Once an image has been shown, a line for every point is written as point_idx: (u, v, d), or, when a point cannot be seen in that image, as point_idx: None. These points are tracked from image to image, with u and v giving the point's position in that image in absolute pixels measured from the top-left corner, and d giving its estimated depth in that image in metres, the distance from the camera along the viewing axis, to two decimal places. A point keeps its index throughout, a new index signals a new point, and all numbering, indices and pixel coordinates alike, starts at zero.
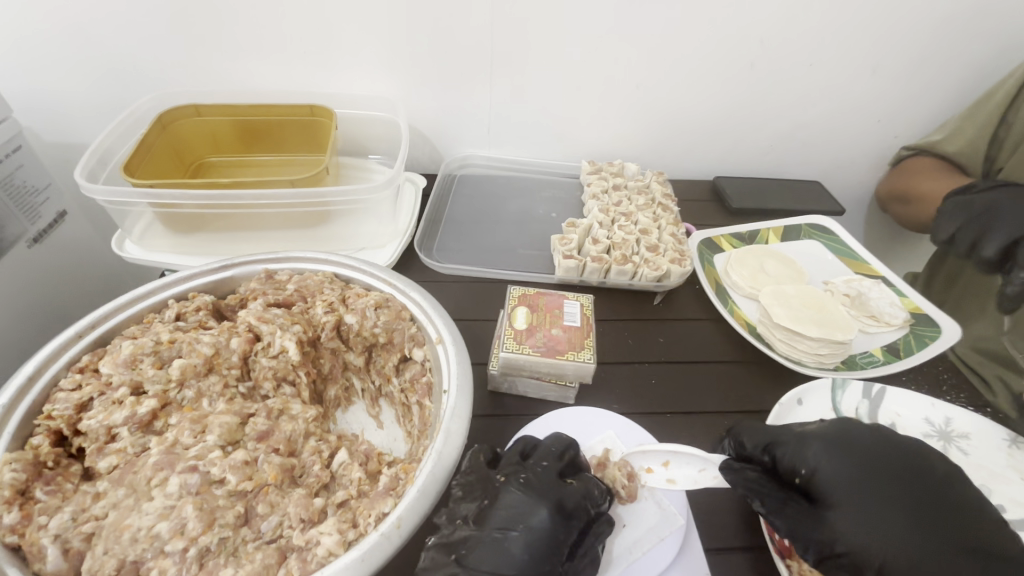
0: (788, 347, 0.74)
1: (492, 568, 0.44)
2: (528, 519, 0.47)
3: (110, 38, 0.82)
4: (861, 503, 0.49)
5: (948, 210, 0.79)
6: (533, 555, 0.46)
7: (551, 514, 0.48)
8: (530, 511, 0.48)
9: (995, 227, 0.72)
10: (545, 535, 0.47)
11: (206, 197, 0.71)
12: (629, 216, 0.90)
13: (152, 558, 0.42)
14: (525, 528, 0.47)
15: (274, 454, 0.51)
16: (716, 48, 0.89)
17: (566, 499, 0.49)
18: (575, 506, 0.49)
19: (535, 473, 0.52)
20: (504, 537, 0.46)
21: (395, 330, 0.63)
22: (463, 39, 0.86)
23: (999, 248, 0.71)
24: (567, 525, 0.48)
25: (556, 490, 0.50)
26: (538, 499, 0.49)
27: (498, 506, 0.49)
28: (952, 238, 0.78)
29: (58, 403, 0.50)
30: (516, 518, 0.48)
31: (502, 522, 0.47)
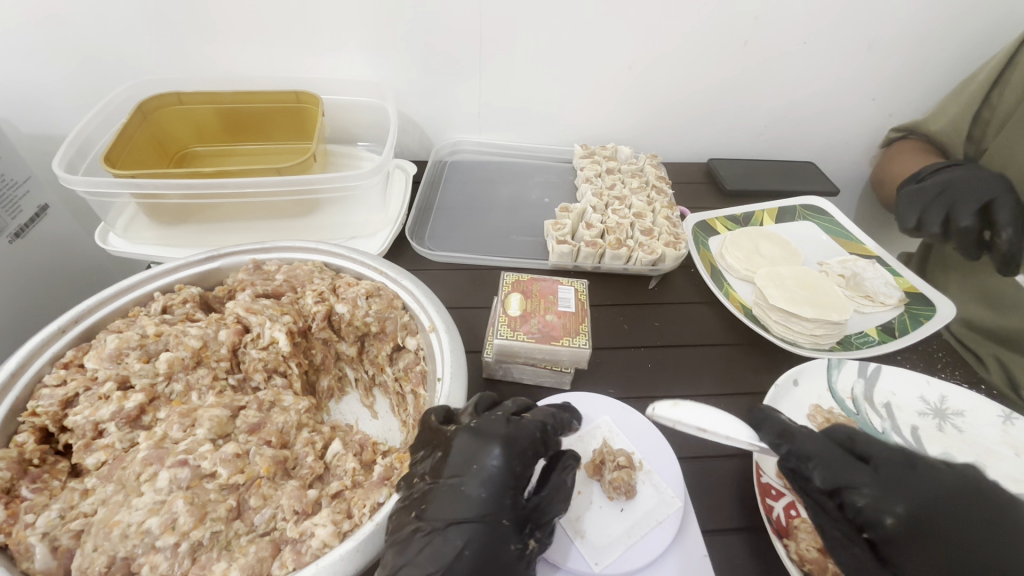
0: (784, 328, 0.73)
1: (450, 516, 0.42)
2: (481, 460, 0.44)
3: (87, 25, 0.80)
4: (922, 529, 0.45)
5: (906, 199, 0.83)
6: (491, 494, 0.43)
7: (503, 452, 0.45)
8: (482, 452, 0.45)
9: (960, 200, 0.78)
10: (499, 472, 0.44)
11: (190, 185, 0.68)
12: (623, 200, 0.89)
13: (143, 554, 0.42)
14: (482, 470, 0.44)
15: (266, 446, 0.50)
16: (711, 28, 0.88)
17: (517, 436, 0.46)
18: (532, 440, 0.47)
19: (486, 418, 0.48)
20: (458, 483, 0.43)
21: (387, 318, 0.62)
22: (449, 23, 0.84)
23: (974, 214, 0.76)
24: (522, 459, 0.46)
25: (509, 429, 0.47)
26: (488, 440, 0.45)
27: (452, 453, 0.45)
28: (922, 223, 0.81)
29: (41, 400, 0.49)
30: (469, 457, 0.45)
31: (455, 470, 0.44)
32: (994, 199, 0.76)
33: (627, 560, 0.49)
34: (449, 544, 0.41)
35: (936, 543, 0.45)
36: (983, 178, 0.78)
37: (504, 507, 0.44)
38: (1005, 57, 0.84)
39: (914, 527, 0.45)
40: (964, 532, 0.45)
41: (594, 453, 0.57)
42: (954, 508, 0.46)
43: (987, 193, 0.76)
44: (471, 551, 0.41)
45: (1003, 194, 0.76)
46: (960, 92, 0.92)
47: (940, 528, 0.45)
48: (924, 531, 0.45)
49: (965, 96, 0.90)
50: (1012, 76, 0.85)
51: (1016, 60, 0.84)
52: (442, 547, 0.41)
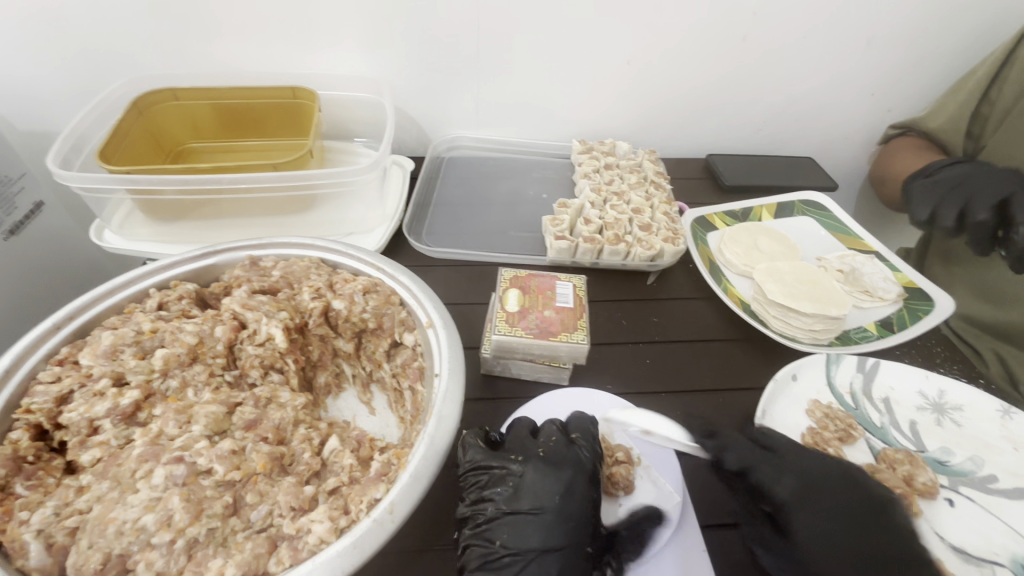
0: (783, 324, 0.73)
1: (540, 544, 0.46)
2: (556, 490, 0.49)
3: (81, 20, 0.79)
4: (806, 505, 0.50)
5: (919, 193, 0.82)
6: (574, 523, 0.47)
7: (576, 479, 0.49)
8: (558, 482, 0.49)
9: (976, 194, 0.76)
10: (575, 499, 0.49)
11: (186, 181, 0.68)
12: (621, 195, 0.89)
13: (138, 552, 0.41)
14: (562, 500, 0.48)
15: (263, 443, 0.50)
16: (709, 23, 0.87)
17: (585, 461, 0.51)
18: (594, 463, 0.51)
19: (548, 445, 0.52)
20: (540, 514, 0.48)
21: (385, 315, 0.62)
22: (447, 19, 0.83)
23: (992, 207, 0.74)
24: (592, 481, 0.50)
25: (574, 455, 0.51)
26: (560, 470, 0.50)
27: (526, 487, 0.49)
28: (934, 216, 0.79)
29: (36, 397, 0.49)
30: (546, 488, 0.49)
31: (535, 502, 0.48)
32: (1012, 194, 0.74)
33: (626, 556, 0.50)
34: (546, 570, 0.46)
35: (817, 514, 0.50)
36: (1000, 176, 0.77)
37: (586, 532, 0.48)
38: (1004, 53, 0.84)
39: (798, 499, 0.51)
40: (837, 504, 0.50)
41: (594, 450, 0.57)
42: (828, 485, 0.51)
43: (1004, 188, 0.75)
44: None
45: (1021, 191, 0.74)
46: (959, 89, 0.92)
47: (818, 502, 0.50)
48: (806, 504, 0.50)
49: (964, 92, 0.90)
50: (1010, 72, 0.85)
51: (1015, 57, 0.84)
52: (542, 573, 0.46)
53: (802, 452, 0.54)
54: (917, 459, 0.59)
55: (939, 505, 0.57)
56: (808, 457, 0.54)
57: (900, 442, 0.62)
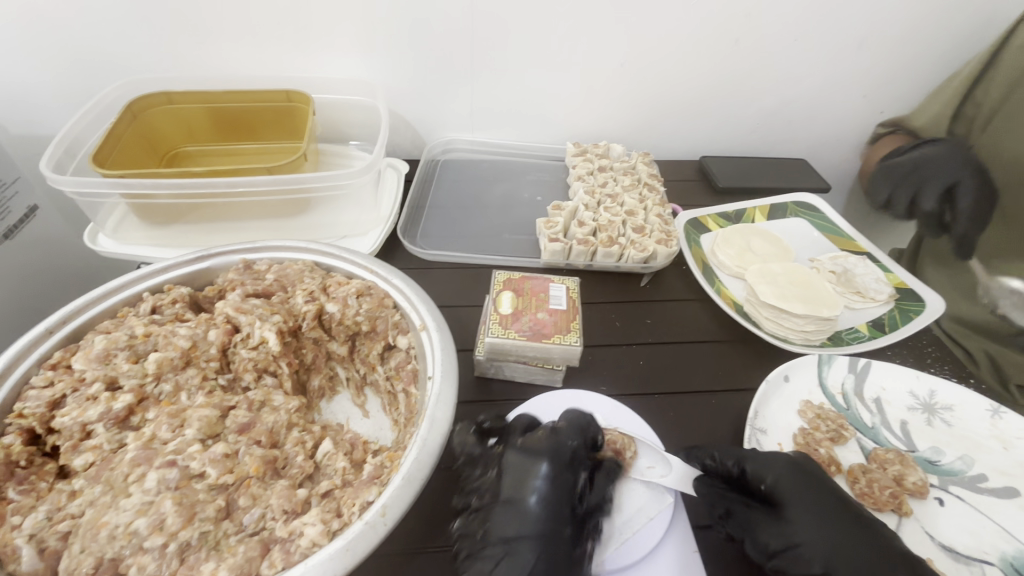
0: (775, 325, 0.74)
1: (516, 531, 0.47)
2: (530, 478, 0.49)
3: (76, 25, 0.79)
4: (798, 500, 0.51)
5: (877, 177, 0.86)
6: (547, 510, 0.48)
7: (551, 465, 0.50)
8: (531, 467, 0.50)
9: (926, 182, 0.81)
10: (551, 485, 0.49)
11: (179, 185, 0.68)
12: (615, 198, 0.89)
13: (131, 556, 0.41)
14: (535, 484, 0.49)
15: (256, 446, 0.50)
16: (702, 26, 0.88)
17: (561, 447, 0.51)
18: (573, 450, 0.51)
19: (530, 435, 0.53)
20: (515, 499, 0.49)
21: (378, 318, 0.62)
22: (442, 23, 0.84)
23: (938, 195, 0.80)
24: (569, 469, 0.50)
25: (551, 442, 0.51)
26: (536, 456, 0.50)
27: (507, 474, 0.50)
28: (889, 202, 0.84)
29: (28, 401, 0.49)
30: (522, 474, 0.50)
31: (509, 486, 0.49)
32: (958, 182, 0.79)
33: (617, 555, 0.50)
34: (519, 559, 0.45)
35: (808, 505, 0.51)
36: (951, 161, 0.80)
37: (562, 517, 0.48)
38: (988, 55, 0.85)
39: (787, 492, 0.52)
40: (822, 496, 0.51)
41: None
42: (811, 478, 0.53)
43: (953, 175, 0.80)
44: (541, 563, 0.45)
45: (967, 177, 0.79)
46: (942, 90, 0.93)
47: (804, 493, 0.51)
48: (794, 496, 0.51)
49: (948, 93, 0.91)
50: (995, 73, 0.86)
51: (999, 58, 0.85)
52: (517, 561, 0.45)
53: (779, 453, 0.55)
54: (908, 459, 0.59)
55: (929, 505, 0.57)
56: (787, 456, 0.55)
57: (891, 443, 0.62)
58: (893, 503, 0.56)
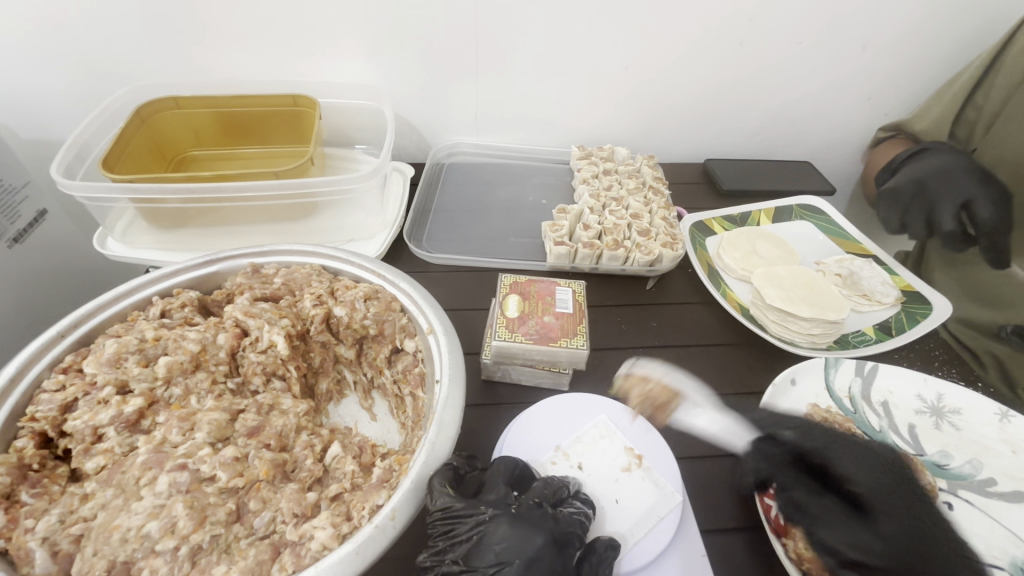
0: (782, 328, 0.74)
1: None
2: (521, 555, 0.42)
3: (85, 32, 0.80)
4: (884, 508, 0.46)
5: (885, 203, 0.85)
6: None
7: (549, 543, 0.44)
8: (526, 542, 0.43)
9: (937, 202, 0.79)
10: (542, 567, 0.43)
11: (188, 190, 0.69)
12: (620, 201, 0.90)
13: (143, 558, 0.42)
14: (525, 564, 0.42)
15: (265, 449, 0.50)
16: (706, 29, 0.88)
17: (559, 527, 0.45)
18: (570, 534, 0.46)
19: (526, 506, 0.47)
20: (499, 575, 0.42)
21: (385, 321, 0.62)
22: (447, 29, 0.85)
23: (954, 214, 0.78)
24: (562, 556, 0.44)
25: (550, 519, 0.46)
26: (533, 530, 0.44)
27: (491, 542, 0.43)
28: (904, 226, 0.83)
29: (41, 405, 0.49)
30: (513, 548, 0.43)
31: (495, 559, 0.42)
32: (971, 198, 0.78)
33: (631, 557, 0.50)
34: None
35: (895, 518, 0.45)
36: (958, 178, 0.79)
37: None
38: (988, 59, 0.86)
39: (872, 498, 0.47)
40: (914, 513, 0.45)
41: (597, 457, 0.57)
42: (906, 490, 0.47)
43: (965, 192, 0.78)
44: None
45: (981, 194, 0.77)
46: (942, 94, 0.93)
47: (895, 506, 0.46)
48: (880, 502, 0.46)
49: (947, 98, 0.91)
50: (996, 77, 0.86)
51: (999, 62, 0.86)
52: None
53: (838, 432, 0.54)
54: (916, 463, 0.59)
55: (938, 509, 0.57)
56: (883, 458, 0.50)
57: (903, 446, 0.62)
58: None
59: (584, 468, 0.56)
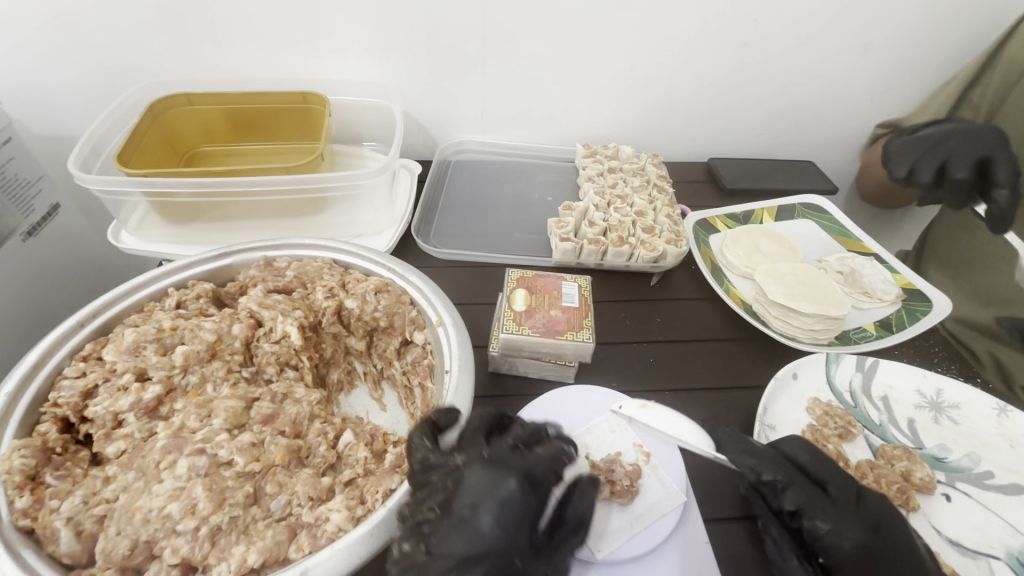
0: (784, 324, 0.75)
1: (460, 552, 0.41)
2: (495, 495, 0.42)
3: (99, 28, 0.82)
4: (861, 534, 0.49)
5: (900, 151, 0.85)
6: (505, 531, 0.41)
7: (520, 483, 0.43)
8: (496, 486, 0.43)
9: (956, 153, 0.80)
10: (516, 505, 0.42)
11: (201, 183, 0.70)
12: (625, 198, 0.91)
13: (164, 538, 0.43)
14: (497, 505, 0.42)
15: (281, 436, 0.51)
16: (709, 29, 0.89)
17: (532, 467, 0.45)
18: (545, 473, 0.45)
19: (497, 449, 0.46)
20: (473, 516, 0.41)
21: (395, 314, 0.64)
22: (455, 27, 0.86)
23: (970, 166, 0.79)
24: (536, 494, 0.44)
25: (520, 459, 0.45)
26: (505, 471, 0.44)
27: (462, 486, 0.43)
28: (913, 172, 0.83)
29: (63, 391, 0.51)
30: (484, 491, 0.42)
31: (469, 501, 0.42)
32: (991, 155, 0.79)
33: (625, 546, 0.51)
34: None
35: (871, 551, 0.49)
36: (983, 135, 0.81)
37: (518, 543, 0.42)
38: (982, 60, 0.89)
39: (865, 531, 0.49)
40: (887, 549, 0.49)
41: (605, 450, 0.58)
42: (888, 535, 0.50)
43: (985, 148, 0.80)
44: None
45: (999, 149, 0.79)
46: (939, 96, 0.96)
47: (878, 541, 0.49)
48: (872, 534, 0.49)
49: (945, 97, 0.93)
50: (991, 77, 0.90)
51: (994, 62, 0.89)
52: None
53: (889, 505, 0.53)
54: (915, 455, 0.60)
55: (936, 500, 0.58)
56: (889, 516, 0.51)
57: (901, 440, 0.63)
58: (900, 498, 0.57)
59: (591, 456, 0.58)
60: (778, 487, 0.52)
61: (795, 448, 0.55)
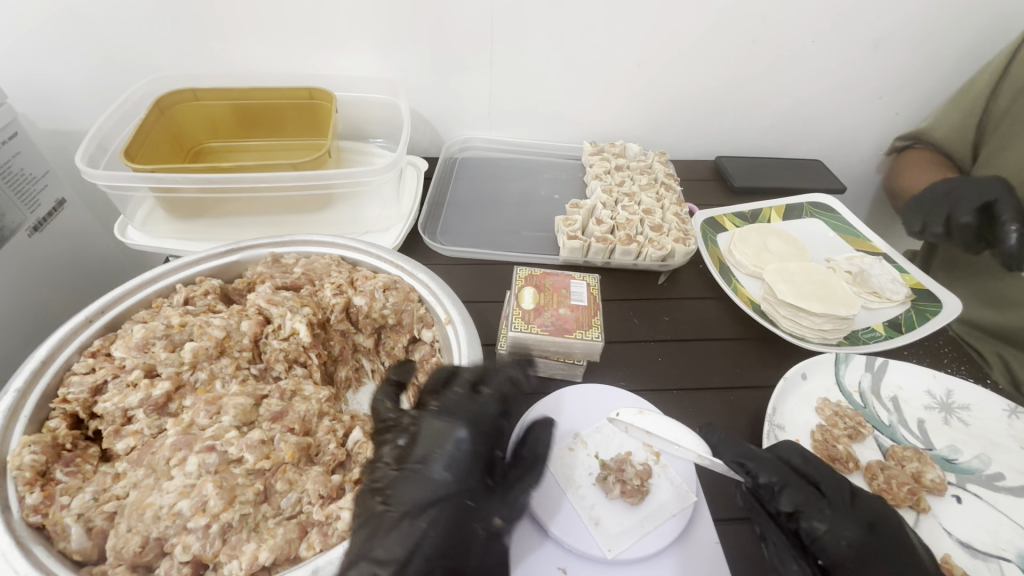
0: (792, 324, 0.75)
1: (415, 499, 0.46)
2: (446, 444, 0.49)
3: (105, 22, 0.81)
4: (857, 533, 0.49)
5: (910, 209, 0.88)
6: (456, 474, 0.48)
7: (468, 431, 0.50)
8: (446, 437, 0.49)
9: (959, 201, 0.82)
10: (466, 451, 0.49)
11: (209, 180, 0.70)
12: (632, 196, 0.90)
13: (175, 535, 0.43)
14: (446, 454, 0.48)
15: (290, 433, 0.51)
16: (717, 26, 0.88)
17: (479, 417, 0.51)
18: (490, 419, 0.52)
19: (449, 400, 0.52)
20: (426, 465, 0.48)
21: (404, 311, 0.64)
22: (462, 23, 0.85)
23: (973, 210, 0.80)
24: (483, 438, 0.51)
25: (469, 410, 0.52)
26: (455, 422, 0.50)
27: (418, 440, 0.49)
28: (925, 229, 0.86)
29: (72, 387, 0.50)
30: (436, 441, 0.49)
31: (422, 453, 0.49)
32: (995, 198, 0.80)
33: (635, 546, 0.50)
34: (415, 526, 0.45)
35: (867, 550, 0.49)
36: (982, 182, 0.83)
37: (466, 484, 0.48)
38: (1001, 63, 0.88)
39: (861, 530, 0.49)
40: (883, 546, 0.49)
41: (614, 451, 0.58)
42: (882, 531, 0.50)
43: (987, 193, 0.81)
44: (436, 530, 0.46)
45: (1004, 194, 0.80)
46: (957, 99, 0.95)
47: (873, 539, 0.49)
48: (867, 531, 0.50)
49: None
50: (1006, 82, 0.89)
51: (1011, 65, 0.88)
52: (410, 528, 0.45)
53: (883, 503, 0.53)
54: (925, 456, 0.60)
55: (947, 502, 0.58)
56: (883, 512, 0.52)
57: (908, 441, 0.63)
58: (910, 499, 0.57)
59: (600, 456, 0.57)
60: (774, 489, 0.51)
61: (790, 451, 0.54)
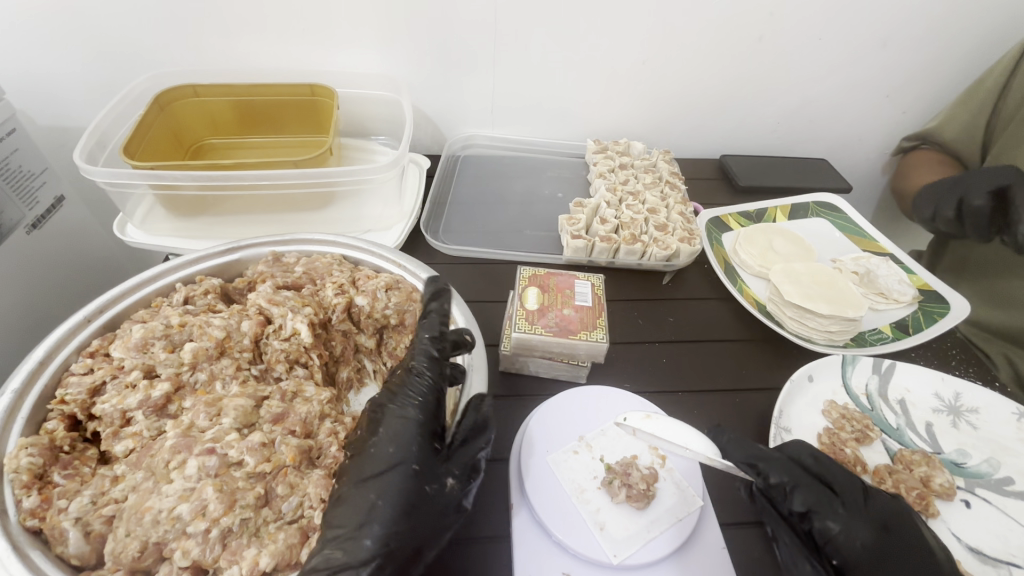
0: (798, 325, 0.74)
1: (365, 475, 0.45)
2: (388, 422, 0.48)
3: (103, 17, 0.80)
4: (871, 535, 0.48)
5: (924, 196, 0.89)
6: (401, 444, 0.47)
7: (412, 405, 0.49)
8: (388, 416, 0.49)
9: (971, 185, 0.82)
10: (406, 422, 0.48)
11: (209, 178, 0.69)
12: (636, 195, 0.89)
13: (174, 540, 0.42)
14: (388, 429, 0.47)
15: (291, 436, 0.50)
16: (723, 23, 0.87)
17: (415, 386, 0.51)
18: (429, 387, 0.51)
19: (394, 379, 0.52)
20: (373, 444, 0.47)
21: (406, 311, 0.63)
22: (464, 20, 0.84)
23: (986, 193, 0.79)
24: (426, 408, 0.50)
25: (407, 382, 0.51)
26: (394, 399, 0.50)
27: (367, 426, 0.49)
28: (936, 214, 0.86)
29: (70, 387, 0.50)
30: (383, 421, 0.48)
31: (371, 435, 0.48)
32: (1010, 184, 0.78)
33: (644, 551, 0.50)
34: (364, 498, 0.43)
35: (882, 552, 0.48)
36: (998, 171, 0.81)
37: (413, 452, 0.46)
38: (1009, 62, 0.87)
39: (875, 532, 0.49)
40: (897, 548, 0.48)
41: (618, 454, 0.57)
42: (896, 533, 0.49)
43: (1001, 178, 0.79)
44: (386, 500, 0.43)
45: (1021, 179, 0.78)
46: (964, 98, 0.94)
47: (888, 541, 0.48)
48: (881, 533, 0.49)
49: None
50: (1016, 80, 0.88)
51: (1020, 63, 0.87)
52: (361, 503, 0.43)
53: (896, 504, 0.52)
54: (934, 461, 0.60)
55: (955, 506, 0.58)
56: (898, 514, 0.51)
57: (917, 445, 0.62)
58: (919, 504, 0.56)
59: (605, 459, 0.57)
60: (785, 489, 0.51)
61: (799, 450, 0.54)
